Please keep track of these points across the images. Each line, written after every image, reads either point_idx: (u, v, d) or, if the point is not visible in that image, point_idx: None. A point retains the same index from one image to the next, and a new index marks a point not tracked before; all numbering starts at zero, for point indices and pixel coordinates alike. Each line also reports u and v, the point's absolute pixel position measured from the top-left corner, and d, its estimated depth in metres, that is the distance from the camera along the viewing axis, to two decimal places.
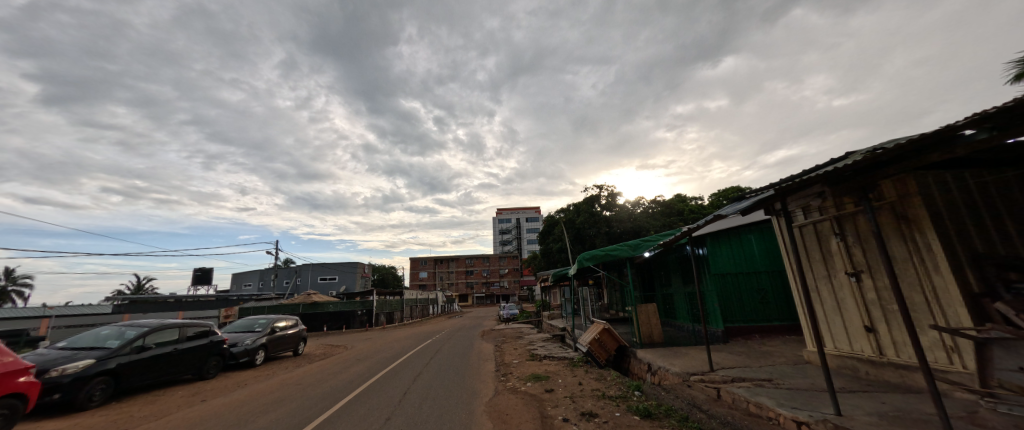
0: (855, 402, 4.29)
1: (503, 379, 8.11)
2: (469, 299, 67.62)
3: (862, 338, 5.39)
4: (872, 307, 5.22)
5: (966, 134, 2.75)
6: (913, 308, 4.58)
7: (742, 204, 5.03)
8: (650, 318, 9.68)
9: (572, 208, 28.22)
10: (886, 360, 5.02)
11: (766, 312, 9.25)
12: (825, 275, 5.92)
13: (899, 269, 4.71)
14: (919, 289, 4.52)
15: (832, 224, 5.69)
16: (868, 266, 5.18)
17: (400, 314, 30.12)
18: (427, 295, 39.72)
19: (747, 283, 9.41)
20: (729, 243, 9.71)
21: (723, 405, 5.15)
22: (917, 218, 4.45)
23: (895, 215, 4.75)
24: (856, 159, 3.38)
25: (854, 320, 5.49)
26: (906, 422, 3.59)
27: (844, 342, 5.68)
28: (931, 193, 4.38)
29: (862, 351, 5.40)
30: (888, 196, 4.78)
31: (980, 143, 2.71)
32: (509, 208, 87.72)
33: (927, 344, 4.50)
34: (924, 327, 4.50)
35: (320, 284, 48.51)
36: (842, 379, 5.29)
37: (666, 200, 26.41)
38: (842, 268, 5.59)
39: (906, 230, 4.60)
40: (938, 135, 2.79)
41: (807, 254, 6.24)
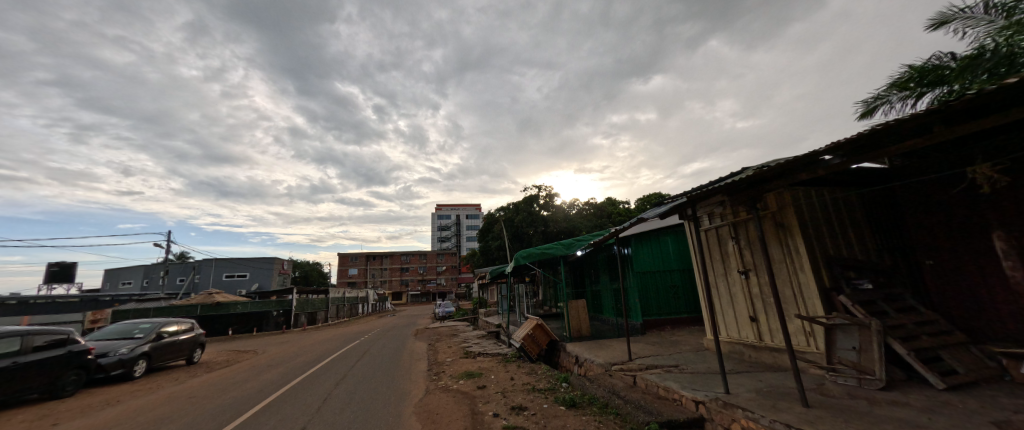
0: (740, 380, 5.05)
1: (435, 378, 7.98)
2: (403, 297, 64.86)
3: (747, 327, 6.30)
4: (756, 300, 6.13)
5: (825, 159, 3.42)
6: (784, 301, 5.49)
7: (661, 209, 5.59)
8: (580, 313, 10.18)
9: (511, 207, 28.66)
10: (764, 345, 5.94)
11: (678, 306, 10.37)
12: (723, 273, 6.80)
13: (776, 269, 5.60)
14: (789, 285, 5.41)
15: (730, 229, 6.54)
16: (754, 265, 6.08)
17: (324, 314, 27.93)
18: (356, 293, 37.44)
19: (664, 280, 10.43)
20: (650, 243, 10.66)
21: (639, 390, 5.68)
22: (790, 226, 5.32)
23: (775, 223, 5.60)
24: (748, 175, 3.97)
25: (742, 311, 6.39)
26: (775, 396, 4.30)
27: (734, 330, 6.59)
28: (801, 206, 5.28)
29: (746, 337, 6.32)
30: (771, 207, 5.62)
31: (834, 166, 3.40)
32: (448, 205, 86.56)
33: (793, 330, 5.43)
34: (791, 317, 5.41)
35: (227, 283, 42.92)
36: (732, 362, 6.15)
37: (598, 203, 28.08)
38: (736, 267, 6.48)
39: (782, 236, 5.47)
40: (806, 159, 3.40)
41: (710, 254, 7.11)
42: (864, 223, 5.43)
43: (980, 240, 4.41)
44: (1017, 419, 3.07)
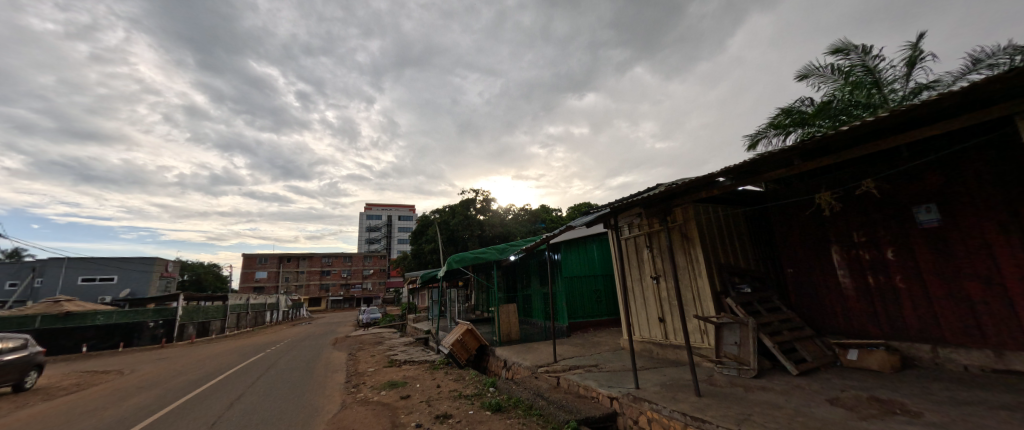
0: (649, 376, 5.58)
1: (353, 391, 7.43)
2: (322, 303, 59.46)
3: (656, 327, 6.98)
4: (664, 303, 6.83)
5: (718, 181, 4.08)
6: (686, 303, 6.21)
7: (587, 218, 6.00)
8: (510, 317, 10.34)
9: (446, 210, 28.11)
10: (669, 342, 6.64)
11: (600, 309, 11.11)
12: (638, 278, 7.46)
13: (680, 275, 6.31)
14: (689, 290, 6.14)
15: (645, 238, 7.21)
16: (664, 271, 6.78)
17: (221, 324, 24.33)
18: (264, 299, 33.33)
19: (589, 284, 11.10)
20: (578, 250, 11.28)
21: (562, 390, 5.94)
22: (692, 237, 6.06)
23: (680, 234, 6.31)
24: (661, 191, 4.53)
25: (653, 312, 7.07)
26: (675, 388, 4.83)
27: (646, 330, 7.26)
28: (701, 220, 6.06)
29: (655, 336, 7.00)
30: (678, 220, 6.33)
31: (724, 187, 4.06)
32: (378, 205, 81.95)
33: (692, 329, 6.16)
34: (690, 317, 6.14)
35: (88, 287, 35.12)
36: (643, 359, 6.76)
37: (533, 210, 28.91)
38: (649, 272, 7.17)
39: (686, 246, 6.20)
40: (704, 180, 4.00)
41: (628, 261, 7.76)
42: (747, 236, 6.41)
43: (823, 252, 5.58)
44: (843, 396, 3.88)
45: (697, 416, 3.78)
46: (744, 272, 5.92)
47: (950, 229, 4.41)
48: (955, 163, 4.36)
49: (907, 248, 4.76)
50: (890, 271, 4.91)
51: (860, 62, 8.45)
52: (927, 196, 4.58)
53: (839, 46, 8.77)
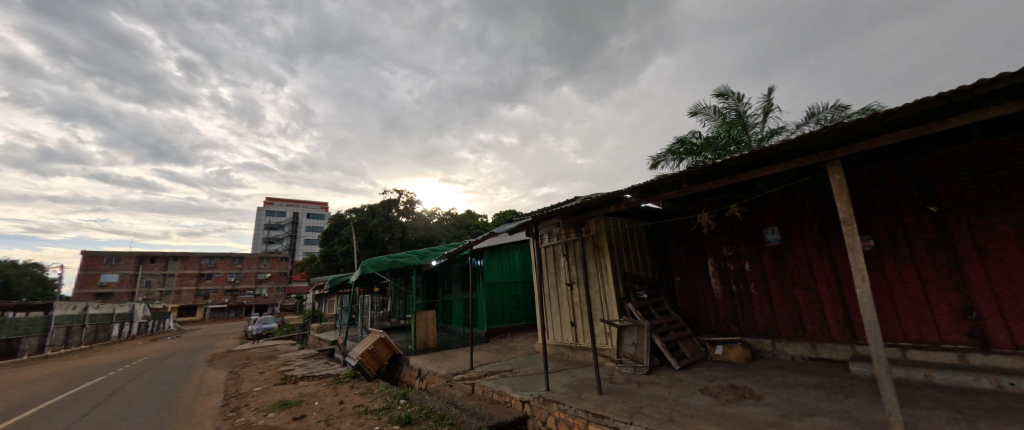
0: (559, 378, 5.90)
1: (235, 415, 6.44)
2: (201, 311, 50.47)
3: (568, 331, 7.43)
4: (576, 308, 7.31)
5: (625, 197, 4.60)
6: (594, 308, 6.74)
7: (510, 226, 6.17)
8: (428, 324, 10.02)
9: (364, 210, 26.29)
10: (578, 345, 7.12)
11: (518, 314, 11.42)
12: (554, 285, 7.88)
13: (591, 282, 6.84)
14: (598, 295, 6.69)
15: (562, 247, 7.67)
16: (577, 278, 7.28)
17: (47, 341, 19.08)
18: (118, 308, 27.11)
19: (509, 290, 11.35)
20: (500, 256, 11.49)
21: (475, 397, 5.95)
22: (603, 248, 6.63)
23: (593, 244, 6.86)
24: (578, 203, 4.92)
25: (565, 317, 7.51)
26: (580, 388, 5.20)
27: (558, 334, 7.67)
28: (610, 232, 6.68)
29: (567, 339, 7.44)
30: (591, 231, 6.88)
31: (630, 203, 4.60)
32: (283, 200, 73.07)
33: (598, 332, 6.69)
34: (598, 321, 6.67)
35: None
36: (555, 362, 7.13)
37: (458, 215, 28.63)
38: (564, 279, 7.63)
39: (597, 255, 6.75)
40: (614, 195, 4.48)
41: (546, 269, 8.15)
42: (646, 248, 7.23)
43: (702, 263, 6.56)
44: (711, 386, 4.59)
45: (598, 413, 4.12)
46: (644, 280, 6.67)
47: (787, 247, 5.57)
48: (793, 195, 5.53)
49: (759, 261, 5.87)
50: (747, 280, 5.99)
51: (734, 107, 10.30)
52: (774, 220, 5.72)
53: (720, 92, 10.58)
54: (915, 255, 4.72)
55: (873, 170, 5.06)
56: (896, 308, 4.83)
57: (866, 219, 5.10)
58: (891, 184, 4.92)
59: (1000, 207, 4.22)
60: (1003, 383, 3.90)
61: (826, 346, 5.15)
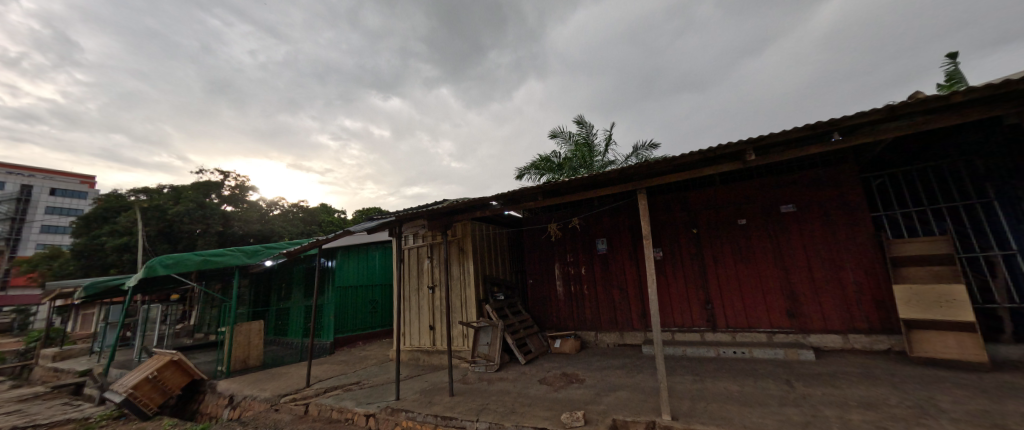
0: (410, 385, 5.69)
1: None
2: None
3: (425, 335, 7.26)
4: (435, 312, 7.22)
5: (492, 203, 4.99)
6: (454, 310, 6.80)
7: (369, 224, 5.68)
8: (251, 338, 8.24)
9: (167, 191, 20.11)
10: (435, 349, 7.05)
11: (372, 320, 10.55)
12: (415, 288, 7.61)
13: (452, 285, 6.89)
14: (458, 298, 6.78)
15: (427, 249, 7.50)
16: (439, 282, 7.23)
17: None
18: None
19: (364, 294, 10.40)
20: (357, 258, 10.44)
21: (308, 419, 5.18)
22: (466, 250, 6.78)
23: (457, 247, 6.93)
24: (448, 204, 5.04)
25: (424, 321, 7.33)
26: (432, 392, 5.13)
27: (415, 339, 7.42)
28: (475, 237, 6.89)
29: (424, 344, 7.27)
30: (457, 235, 6.92)
31: (496, 209, 5.00)
32: (14, 166, 49.57)
33: (455, 334, 6.75)
34: (456, 323, 6.75)
35: None
36: (409, 369, 6.86)
37: (308, 208, 24.87)
38: (426, 282, 7.46)
39: (461, 258, 6.84)
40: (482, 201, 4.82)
41: (407, 271, 7.81)
42: (506, 252, 7.73)
43: (551, 268, 7.40)
44: (548, 376, 5.19)
45: (446, 416, 4.13)
46: (502, 282, 7.12)
47: (611, 255, 6.81)
48: (617, 213, 6.80)
49: (592, 267, 6.98)
50: (582, 282, 7.04)
51: (587, 137, 12.09)
52: (604, 233, 6.92)
53: (577, 121, 12.24)
54: (685, 264, 6.41)
55: (668, 197, 6.66)
56: (671, 302, 6.44)
57: (660, 235, 6.66)
58: (676, 210, 6.56)
59: (728, 233, 6.12)
60: (723, 352, 5.62)
61: (630, 334, 6.46)
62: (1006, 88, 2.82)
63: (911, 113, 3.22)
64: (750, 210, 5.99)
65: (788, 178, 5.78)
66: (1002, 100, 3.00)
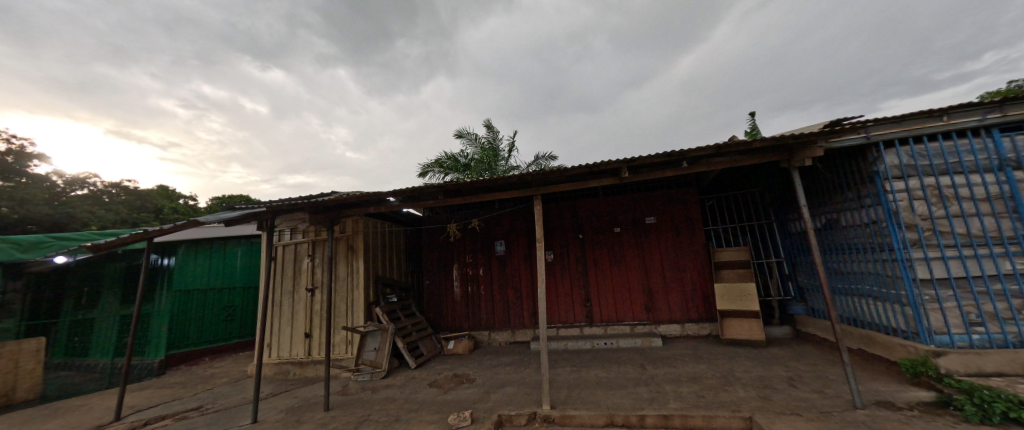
0: (273, 403, 4.80)
1: None
2: None
3: (299, 344, 6.25)
4: (314, 317, 6.28)
5: (388, 200, 4.75)
6: (336, 314, 6.01)
7: (228, 215, 4.56)
8: (22, 363, 5.75)
9: None
10: (309, 360, 6.12)
11: (226, 331, 8.61)
12: (289, 290, 6.49)
13: (337, 286, 6.08)
14: (343, 300, 6.02)
15: (308, 246, 6.49)
16: (321, 283, 6.32)
17: None
18: None
19: (215, 300, 8.44)
20: (208, 255, 8.43)
21: None
22: (357, 248, 6.08)
23: (346, 245, 6.16)
24: (335, 197, 4.59)
25: (298, 328, 6.30)
26: (301, 409, 4.41)
27: (285, 350, 6.32)
28: (368, 233, 6.24)
29: (296, 355, 6.24)
30: (347, 231, 6.15)
31: (393, 206, 4.80)
32: None
33: (337, 341, 5.95)
34: (338, 329, 5.97)
35: None
36: (273, 385, 5.79)
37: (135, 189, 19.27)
38: (304, 284, 6.42)
39: (349, 256, 6.10)
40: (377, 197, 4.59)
41: (279, 272, 6.60)
42: (402, 252, 7.15)
43: (448, 268, 7.17)
44: (438, 378, 4.98)
45: None
46: (396, 283, 6.60)
47: (506, 257, 6.95)
48: (515, 217, 6.98)
49: (489, 268, 7.00)
50: (479, 283, 7.00)
51: (493, 142, 12.21)
52: (503, 235, 7.01)
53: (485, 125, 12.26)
54: (571, 266, 6.94)
55: (556, 204, 7.13)
56: (554, 301, 6.90)
57: (551, 239, 7.08)
58: (566, 216, 7.07)
59: (605, 239, 6.85)
60: (598, 344, 6.23)
61: (521, 332, 6.68)
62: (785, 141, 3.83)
63: (731, 152, 4.12)
64: (624, 220, 6.83)
65: (653, 194, 6.75)
66: (782, 150, 4.09)
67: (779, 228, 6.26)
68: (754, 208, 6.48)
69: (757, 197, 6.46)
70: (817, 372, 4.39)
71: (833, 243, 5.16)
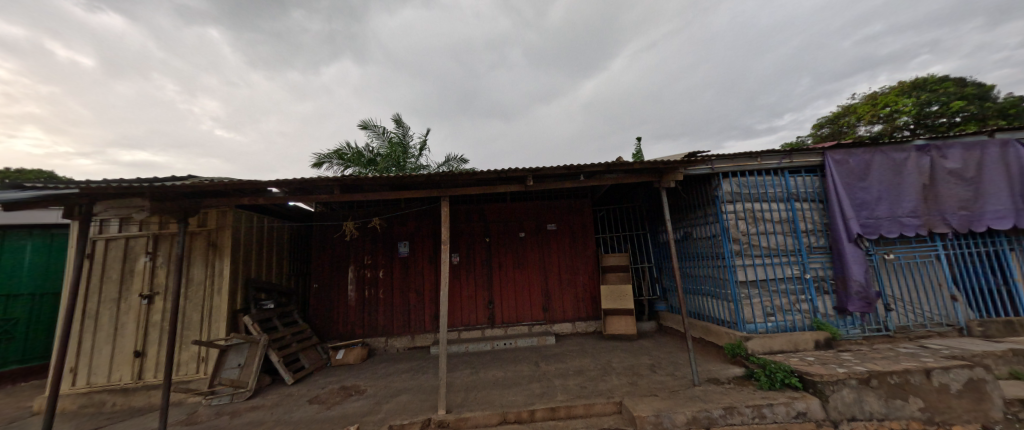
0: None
1: None
2: None
3: (124, 365, 5.04)
4: (150, 331, 5.15)
5: (271, 191, 4.47)
6: (186, 327, 5.04)
7: (14, 193, 3.64)
8: None
9: None
10: (140, 385, 4.98)
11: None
12: (114, 298, 5.20)
13: (190, 291, 5.11)
14: (198, 309, 5.09)
15: (148, 241, 5.30)
16: (164, 288, 5.23)
17: None
18: None
19: None
20: None
21: None
22: (221, 245, 5.20)
23: (206, 241, 5.23)
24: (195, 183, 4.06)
25: (125, 345, 5.08)
26: None
27: (101, 374, 5.03)
28: (238, 229, 5.43)
29: (118, 380, 5.01)
30: (208, 224, 5.23)
31: (277, 198, 4.54)
32: None
33: (184, 359, 4.97)
34: (187, 344, 5.00)
35: None
36: (78, 422, 4.55)
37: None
38: (137, 289, 5.22)
39: (209, 255, 5.18)
40: (255, 188, 4.26)
41: (98, 273, 5.24)
42: (285, 251, 6.51)
43: (342, 270, 6.64)
44: (319, 394, 4.54)
45: None
46: (272, 287, 5.85)
47: (410, 259, 6.72)
48: (421, 218, 6.81)
49: (390, 270, 6.68)
50: (377, 286, 6.63)
51: (403, 137, 11.73)
52: (407, 236, 6.78)
53: (395, 119, 11.72)
54: (476, 269, 7.06)
55: (464, 207, 7.19)
56: (456, 304, 6.93)
57: (458, 242, 7.11)
58: (473, 220, 7.18)
59: (511, 243, 7.16)
60: (497, 345, 6.48)
61: (421, 337, 6.52)
62: (656, 164, 4.58)
63: (615, 171, 4.73)
64: (528, 225, 7.23)
65: (555, 203, 7.30)
66: (655, 172, 4.83)
67: (651, 238, 7.37)
68: (637, 219, 7.51)
69: (638, 210, 7.52)
70: (670, 359, 5.28)
71: (687, 252, 6.27)
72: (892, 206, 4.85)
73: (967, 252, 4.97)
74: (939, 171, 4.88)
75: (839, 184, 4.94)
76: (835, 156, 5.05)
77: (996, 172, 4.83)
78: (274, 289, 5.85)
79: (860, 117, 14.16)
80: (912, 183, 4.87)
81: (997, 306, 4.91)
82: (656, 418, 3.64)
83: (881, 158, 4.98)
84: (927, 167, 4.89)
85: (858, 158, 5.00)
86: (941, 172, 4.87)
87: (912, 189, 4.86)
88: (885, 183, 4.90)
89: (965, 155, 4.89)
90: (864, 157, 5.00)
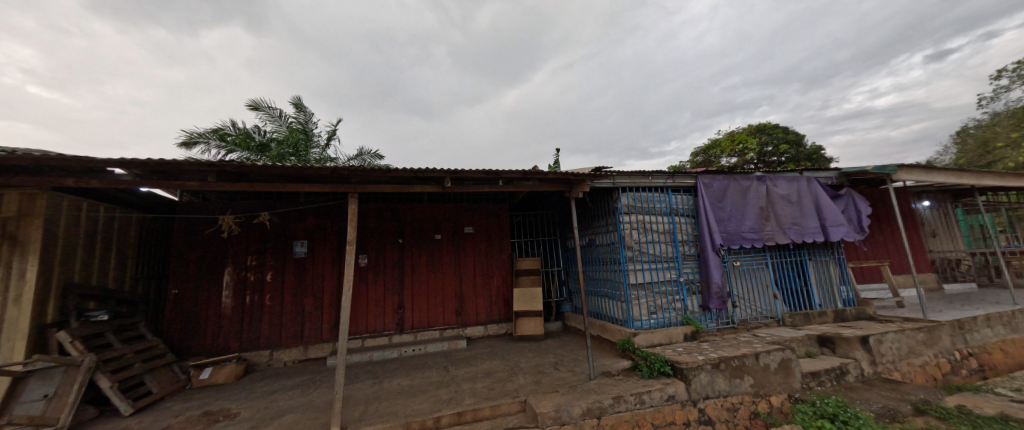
0: None
1: None
2: None
3: None
4: None
5: (116, 173, 3.85)
6: None
7: None
8: None
9: None
10: None
11: None
12: None
13: None
14: None
15: None
16: None
17: None
18: None
19: None
20: None
21: None
22: (27, 239, 4.02)
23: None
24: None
25: None
26: None
27: None
28: (58, 220, 4.29)
29: None
30: (4, 209, 3.99)
31: (123, 182, 3.88)
32: None
33: None
34: None
35: None
36: None
37: None
38: None
39: (3, 252, 3.96)
40: (92, 165, 3.63)
41: None
42: (128, 250, 5.33)
43: (217, 272, 5.67)
44: (174, 423, 3.79)
45: None
46: (103, 294, 4.76)
47: (309, 260, 6.06)
48: (325, 215, 6.21)
49: (281, 273, 5.91)
50: (264, 291, 5.81)
51: (306, 125, 10.55)
52: (305, 234, 6.09)
53: (296, 103, 10.47)
54: (386, 271, 6.69)
55: (375, 206, 6.78)
56: (361, 310, 6.45)
57: (366, 242, 6.64)
58: (386, 220, 6.80)
59: (425, 246, 6.96)
60: (405, 351, 6.21)
61: (316, 347, 5.90)
62: (566, 175, 4.95)
63: (533, 178, 4.95)
64: (445, 228, 7.13)
65: (472, 206, 7.35)
66: (565, 182, 5.19)
67: (561, 243, 7.90)
68: (550, 226, 7.98)
69: (550, 217, 8.01)
70: (572, 356, 5.70)
71: (590, 257, 6.88)
72: (740, 223, 6.03)
73: (785, 260, 6.45)
74: (771, 197, 6.24)
75: (707, 203, 5.96)
76: (705, 180, 6.10)
77: (804, 201, 6.37)
78: (108, 296, 4.79)
79: (722, 150, 17.28)
80: (754, 205, 6.14)
81: (802, 302, 6.46)
82: (556, 412, 3.90)
83: (735, 184, 6.17)
84: (763, 194, 6.22)
85: (720, 183, 6.13)
86: (772, 198, 6.24)
87: (753, 210, 6.12)
88: (736, 204, 6.09)
89: (787, 186, 6.35)
90: (724, 183, 6.14)
